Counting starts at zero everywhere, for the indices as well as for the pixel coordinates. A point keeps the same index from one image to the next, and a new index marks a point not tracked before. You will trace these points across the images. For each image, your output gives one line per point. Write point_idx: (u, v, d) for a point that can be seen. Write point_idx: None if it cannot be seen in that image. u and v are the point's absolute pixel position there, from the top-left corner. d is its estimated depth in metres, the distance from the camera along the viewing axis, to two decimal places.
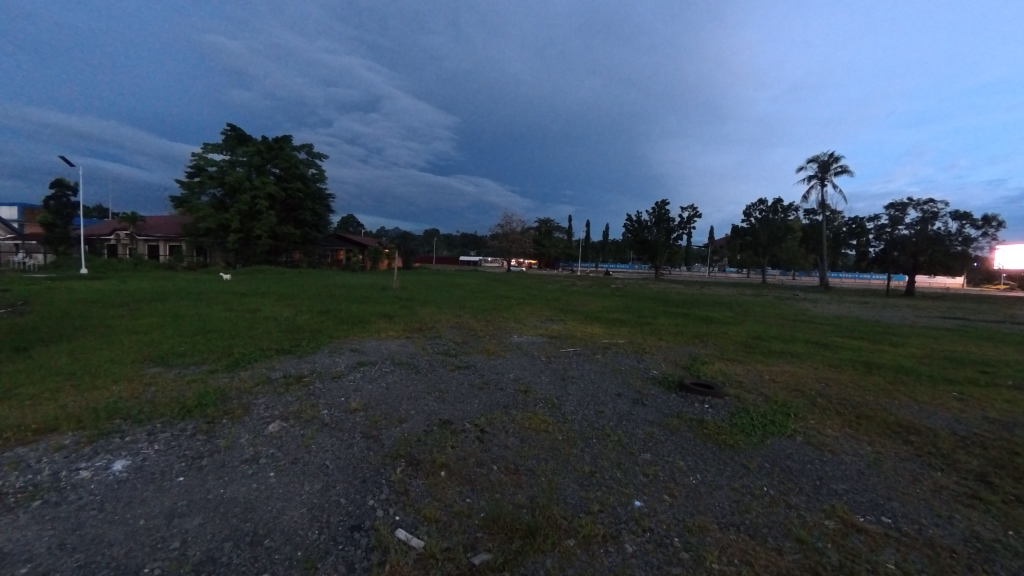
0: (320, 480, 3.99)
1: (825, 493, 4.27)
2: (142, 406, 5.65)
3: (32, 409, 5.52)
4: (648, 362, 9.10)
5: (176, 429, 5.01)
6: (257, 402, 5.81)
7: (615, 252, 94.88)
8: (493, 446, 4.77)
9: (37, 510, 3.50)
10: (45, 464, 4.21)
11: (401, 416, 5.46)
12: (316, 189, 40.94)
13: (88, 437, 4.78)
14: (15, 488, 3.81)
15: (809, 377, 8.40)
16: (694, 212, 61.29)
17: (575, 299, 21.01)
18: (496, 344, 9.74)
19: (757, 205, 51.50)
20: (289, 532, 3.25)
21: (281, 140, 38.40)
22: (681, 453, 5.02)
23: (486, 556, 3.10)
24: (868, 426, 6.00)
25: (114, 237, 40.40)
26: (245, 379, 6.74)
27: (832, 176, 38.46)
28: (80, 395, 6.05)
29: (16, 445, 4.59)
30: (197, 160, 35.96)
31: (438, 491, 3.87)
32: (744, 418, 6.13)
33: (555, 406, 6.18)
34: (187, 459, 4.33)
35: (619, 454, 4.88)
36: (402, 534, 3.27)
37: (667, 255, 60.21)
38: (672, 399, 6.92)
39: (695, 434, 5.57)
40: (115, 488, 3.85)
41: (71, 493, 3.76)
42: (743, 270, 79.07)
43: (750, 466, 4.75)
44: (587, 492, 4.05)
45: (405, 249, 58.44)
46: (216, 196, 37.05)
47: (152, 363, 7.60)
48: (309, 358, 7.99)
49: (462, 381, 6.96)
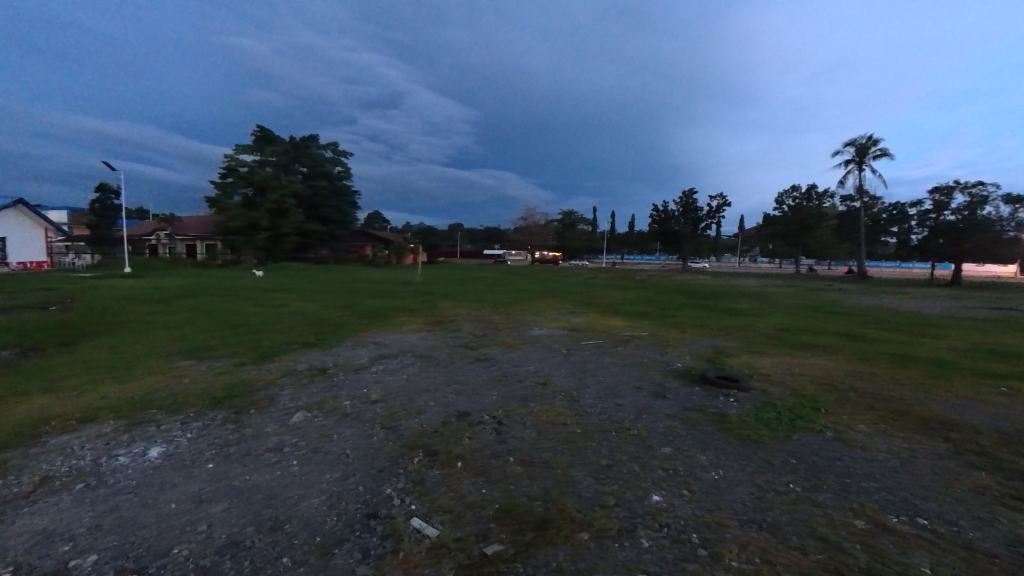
0: (339, 469, 4.09)
1: (853, 491, 4.10)
2: (175, 397, 5.94)
3: (76, 400, 5.90)
4: (669, 355, 8.94)
5: (206, 419, 5.25)
6: (282, 393, 6.01)
7: (640, 245, 92.81)
8: (509, 438, 4.79)
9: (79, 494, 3.76)
10: (87, 450, 4.51)
11: (419, 407, 5.54)
12: (341, 187, 42.42)
13: (125, 425, 5.07)
14: (61, 472, 4.10)
15: (837, 370, 8.07)
16: (723, 201, 60.20)
17: (596, 292, 20.73)
18: (514, 337, 9.75)
19: (790, 192, 49.87)
20: (308, 519, 3.36)
21: (307, 139, 39.95)
22: (702, 447, 4.93)
23: (497, 547, 3.12)
24: (902, 422, 5.74)
25: (154, 237, 42.54)
26: (271, 371, 7.00)
27: (871, 160, 36.51)
28: (119, 386, 6.42)
29: (62, 433, 4.93)
30: (228, 160, 37.09)
31: (452, 482, 3.91)
32: (770, 412, 5.96)
33: (573, 398, 6.16)
34: (216, 447, 4.53)
35: (637, 447, 4.83)
36: (416, 522, 3.32)
37: (694, 245, 58.97)
38: (694, 392, 6.79)
39: (716, 428, 5.46)
40: (148, 473, 4.07)
41: (109, 477, 4.00)
42: (775, 262, 76.59)
43: (773, 462, 4.63)
44: (603, 485, 4.03)
45: (427, 244, 59.20)
46: (247, 195, 37.60)
47: (185, 356, 7.97)
48: (332, 351, 8.20)
49: (479, 374, 6.98)
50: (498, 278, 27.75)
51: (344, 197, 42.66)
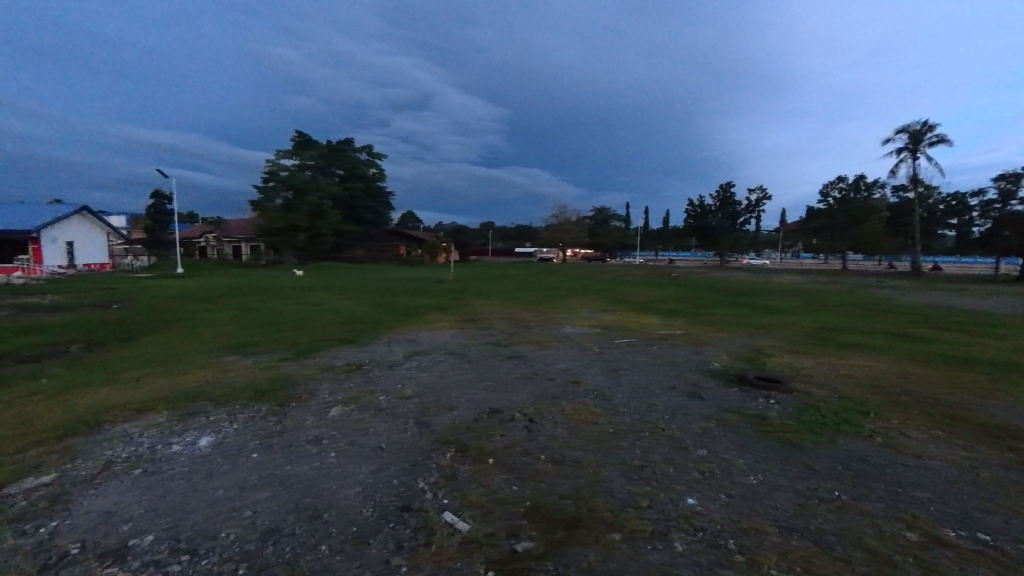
0: (374, 461, 4.21)
1: (904, 501, 3.87)
2: (223, 389, 6.29)
3: (135, 391, 6.35)
4: (704, 354, 8.69)
5: (251, 410, 5.52)
6: (320, 388, 6.24)
7: (674, 242, 90.43)
8: (540, 436, 4.79)
9: (138, 478, 4.05)
10: (145, 438, 4.84)
11: (451, 403, 5.63)
12: (376, 188, 43.66)
13: (178, 415, 5.40)
14: (122, 458, 4.42)
15: (887, 372, 7.62)
16: (762, 195, 57.92)
17: (628, 290, 20.40)
18: (544, 335, 9.74)
19: (835, 184, 47.39)
20: (345, 509, 3.48)
21: (343, 143, 41.29)
22: (739, 450, 4.77)
23: (527, 544, 3.12)
24: (959, 429, 5.36)
25: (204, 239, 45.00)
26: (310, 366, 7.29)
27: (926, 147, 34.17)
28: (172, 379, 6.84)
29: (123, 422, 5.31)
30: (269, 165, 38.76)
31: (483, 478, 3.95)
32: (812, 416, 5.71)
33: (605, 397, 6.08)
34: (260, 437, 4.77)
35: (671, 449, 4.72)
36: (448, 516, 3.37)
37: (731, 241, 56.97)
38: (731, 393, 6.57)
39: (754, 430, 5.27)
40: (199, 460, 4.33)
41: (164, 463, 4.28)
42: (820, 258, 72.96)
43: (816, 467, 4.43)
44: (635, 486, 3.97)
45: (459, 243, 59.86)
46: (287, 199, 39.07)
47: (231, 352, 8.40)
48: (368, 348, 8.45)
49: (510, 371, 7.02)
50: (529, 276, 27.76)
51: (378, 199, 43.93)
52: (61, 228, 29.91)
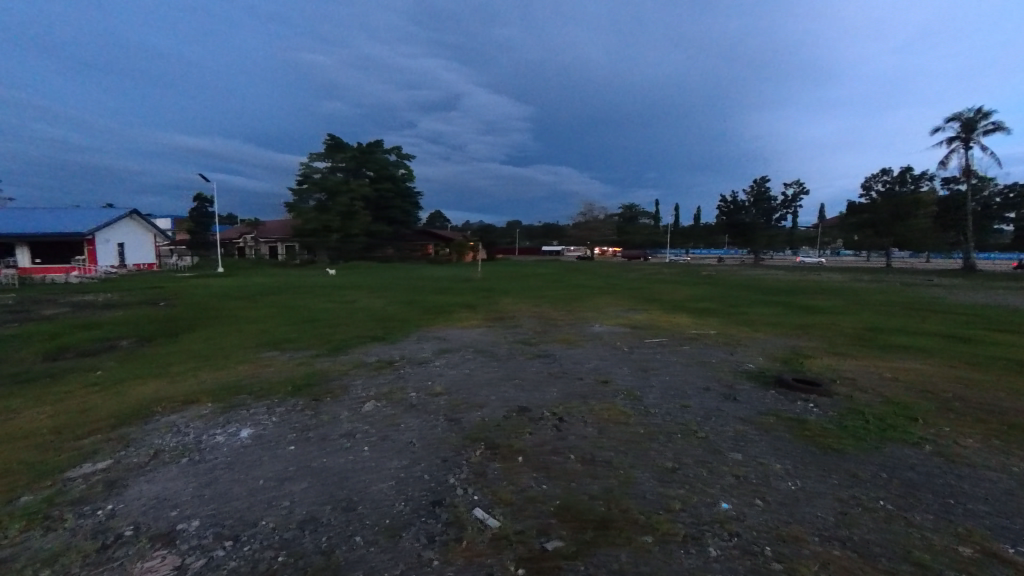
0: (406, 457, 4.28)
1: (958, 514, 3.64)
2: (262, 383, 6.56)
3: (181, 384, 6.69)
4: (739, 355, 8.41)
5: (288, 404, 5.72)
6: (354, 383, 6.40)
7: (706, 239, 88.09)
8: (569, 435, 4.76)
9: (184, 466, 4.26)
10: (191, 428, 5.09)
11: (480, 401, 5.66)
12: (405, 189, 44.38)
13: (220, 408, 5.66)
14: (170, 447, 4.67)
15: (937, 376, 7.19)
16: (799, 189, 55.69)
17: (657, 288, 20.00)
18: (573, 333, 9.67)
19: (879, 176, 45.04)
20: (378, 502, 3.55)
21: (373, 144, 42.14)
22: (776, 455, 4.61)
23: (558, 543, 3.11)
24: (1020, 438, 4.99)
25: (243, 239, 46.90)
26: (343, 362, 7.49)
27: (980, 136, 32.02)
28: (215, 373, 7.17)
29: (171, 413, 5.61)
30: (303, 168, 40.01)
31: (513, 475, 3.96)
32: (856, 421, 5.44)
33: (636, 397, 5.99)
34: (297, 430, 4.93)
35: (705, 452, 4.60)
36: (479, 512, 3.39)
37: (766, 238, 55.03)
38: (767, 395, 6.35)
39: (792, 435, 5.08)
40: (240, 451, 4.52)
41: (208, 453, 4.49)
42: (862, 255, 69.54)
43: (859, 475, 4.22)
44: (667, 489, 3.89)
45: (486, 242, 60.19)
46: (320, 200, 40.30)
47: (269, 348, 8.73)
48: (398, 345, 8.61)
49: (539, 370, 7.00)
50: (557, 274, 27.58)
51: (407, 199, 44.65)
52: (113, 230, 31.57)
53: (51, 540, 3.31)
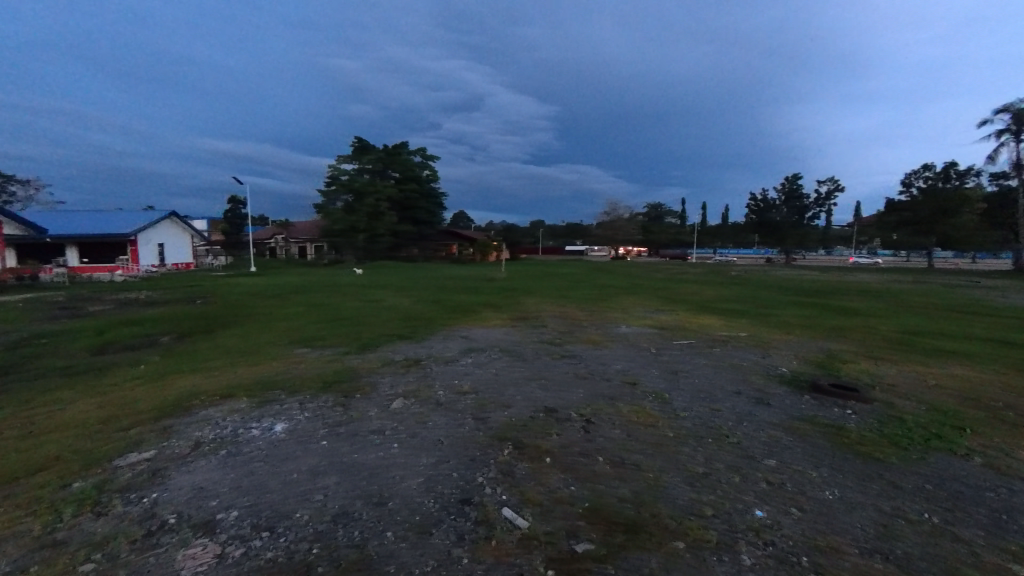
0: (434, 454, 4.32)
1: (1012, 531, 3.43)
2: (294, 379, 6.75)
3: (219, 379, 6.96)
4: (771, 358, 8.17)
5: (319, 400, 5.87)
6: (382, 381, 6.52)
7: (734, 238, 85.89)
8: (597, 437, 4.72)
9: (223, 458, 4.43)
10: (229, 422, 5.28)
11: (507, 401, 5.68)
12: (429, 189, 44.88)
13: (255, 402, 5.85)
14: (210, 439, 4.86)
15: (988, 384, 6.80)
16: (834, 187, 53.68)
17: (684, 288, 19.61)
18: (599, 334, 9.58)
19: (920, 172, 42.98)
20: (408, 498, 3.60)
21: (398, 146, 42.76)
22: (812, 462, 4.45)
23: (587, 546, 3.08)
24: None
25: (274, 239, 48.36)
26: (372, 360, 7.63)
27: None
28: (249, 369, 7.43)
29: (209, 406, 5.83)
30: (331, 170, 40.97)
31: (541, 476, 3.95)
32: (897, 429, 5.21)
33: (664, 400, 5.89)
34: (328, 426, 5.05)
35: (737, 457, 4.48)
36: (508, 512, 3.40)
37: (798, 237, 53.25)
38: (802, 400, 6.14)
39: (829, 442, 4.90)
40: (275, 445, 4.66)
41: (244, 446, 4.65)
42: (902, 254, 66.48)
43: (903, 486, 4.04)
44: (699, 494, 3.81)
45: (510, 242, 60.31)
46: (347, 201, 41.21)
47: (300, 345, 8.98)
48: (425, 344, 8.72)
49: (565, 370, 6.97)
50: (581, 274, 27.38)
51: (432, 199, 45.13)
52: (153, 231, 33.01)
53: (102, 525, 3.50)
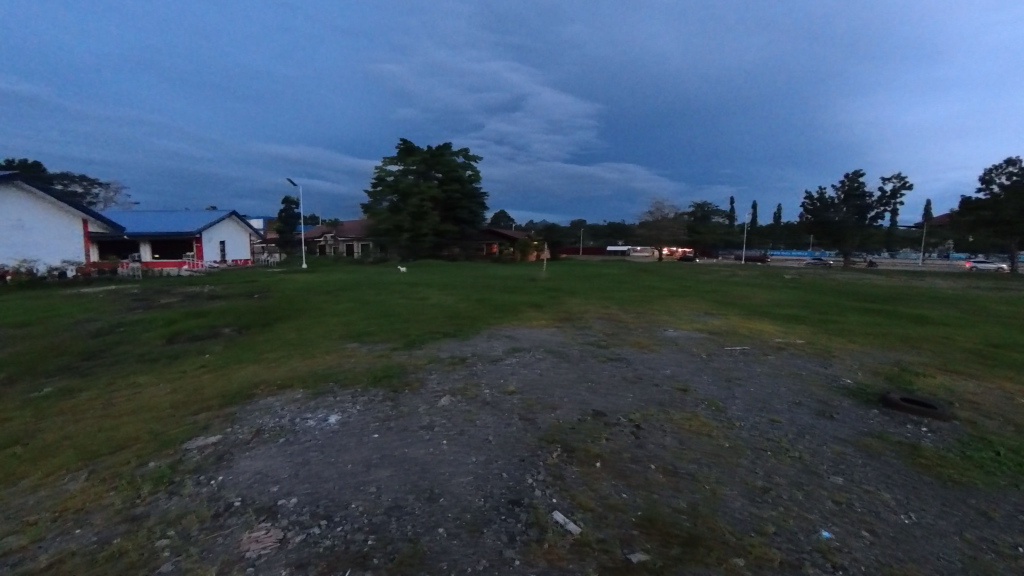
0: (483, 453, 4.33)
1: None
2: (346, 373, 7.00)
3: (277, 369, 7.35)
4: (835, 368, 7.64)
5: (370, 394, 6.04)
6: (430, 378, 6.63)
7: (788, 239, 81.36)
8: (648, 444, 4.57)
9: (282, 446, 4.64)
10: (287, 411, 5.54)
11: (554, 402, 5.61)
12: (471, 189, 45.38)
13: (311, 394, 6.11)
14: (270, 427, 5.11)
15: None
16: (901, 184, 49.63)
17: (734, 291, 18.82)
18: (646, 338, 9.32)
19: (1004, 168, 38.99)
20: (458, 495, 3.62)
21: (442, 147, 43.48)
22: (885, 482, 4.12)
23: (643, 556, 2.98)
24: None
25: (324, 238, 50.54)
26: (419, 357, 7.78)
27: None
28: (304, 361, 7.77)
29: (269, 395, 6.15)
30: (378, 172, 42.32)
31: (591, 481, 3.86)
32: (984, 451, 4.73)
33: (718, 408, 5.63)
34: (379, 419, 5.19)
35: (800, 473, 4.21)
36: (559, 516, 3.34)
37: (860, 239, 49.64)
38: (870, 414, 5.70)
39: (904, 461, 4.52)
40: (329, 435, 4.83)
41: (302, 436, 4.86)
42: (981, 258, 60.54)
43: (992, 516, 3.66)
44: (759, 509, 3.60)
45: (550, 241, 60.05)
46: (393, 202, 42.48)
47: (351, 339, 9.30)
48: (470, 342, 8.78)
49: (613, 374, 6.81)
50: (624, 275, 26.84)
51: (474, 199, 45.63)
52: (215, 229, 35.29)
53: (175, 503, 3.74)
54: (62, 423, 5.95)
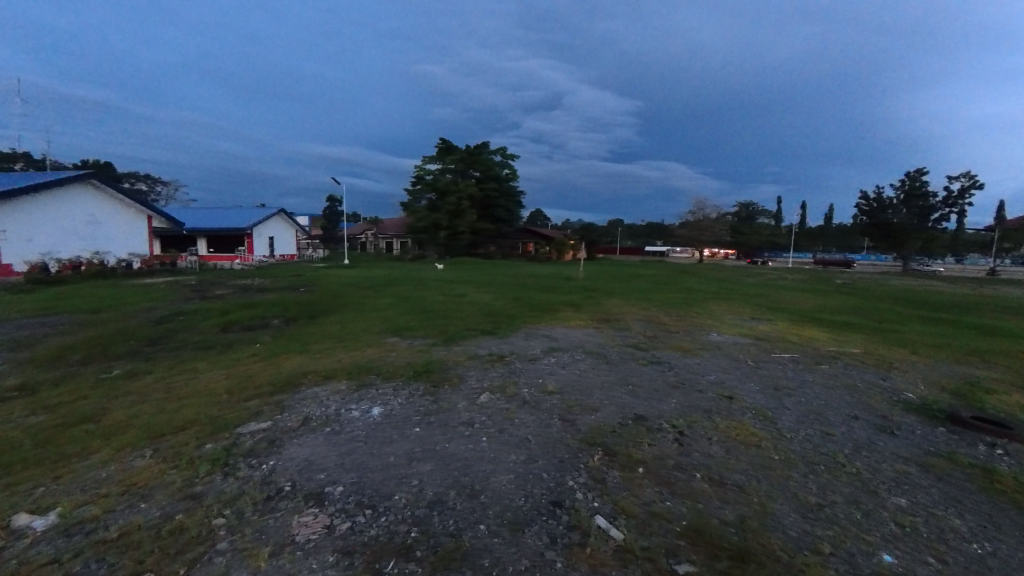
0: (523, 453, 4.32)
1: None
2: (388, 366, 7.18)
3: (323, 360, 7.63)
4: (895, 381, 7.14)
5: (411, 388, 6.17)
6: (468, 374, 6.69)
7: (840, 241, 76.79)
8: (693, 452, 4.41)
9: (328, 435, 4.81)
10: (332, 401, 5.74)
11: (594, 404, 5.54)
12: (508, 188, 45.49)
13: (355, 385, 6.31)
14: (317, 416, 5.32)
15: None
16: (971, 183, 45.73)
17: (781, 295, 18.02)
18: (688, 342, 9.04)
19: None
20: (499, 493, 3.63)
21: (479, 146, 43.82)
22: (956, 507, 3.81)
23: (689, 568, 2.89)
24: None
25: (365, 235, 52.03)
26: (458, 353, 7.87)
27: None
28: (348, 353, 8.04)
29: (316, 385, 6.40)
30: (418, 171, 43.17)
31: (634, 487, 3.78)
32: None
33: (767, 418, 5.38)
34: (421, 413, 5.29)
35: (859, 491, 3.96)
36: (602, 521, 3.29)
37: (922, 242, 46.18)
38: (938, 433, 5.29)
39: (977, 485, 4.17)
40: (373, 427, 4.96)
41: (346, 426, 5.02)
42: None
43: None
44: (813, 527, 3.41)
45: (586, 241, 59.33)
46: (431, 200, 43.25)
47: (392, 334, 9.54)
48: (508, 341, 8.80)
49: (654, 378, 6.65)
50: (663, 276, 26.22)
51: (510, 197, 45.74)
52: (264, 226, 37.05)
53: (230, 484, 3.95)
54: (129, 403, 6.41)
